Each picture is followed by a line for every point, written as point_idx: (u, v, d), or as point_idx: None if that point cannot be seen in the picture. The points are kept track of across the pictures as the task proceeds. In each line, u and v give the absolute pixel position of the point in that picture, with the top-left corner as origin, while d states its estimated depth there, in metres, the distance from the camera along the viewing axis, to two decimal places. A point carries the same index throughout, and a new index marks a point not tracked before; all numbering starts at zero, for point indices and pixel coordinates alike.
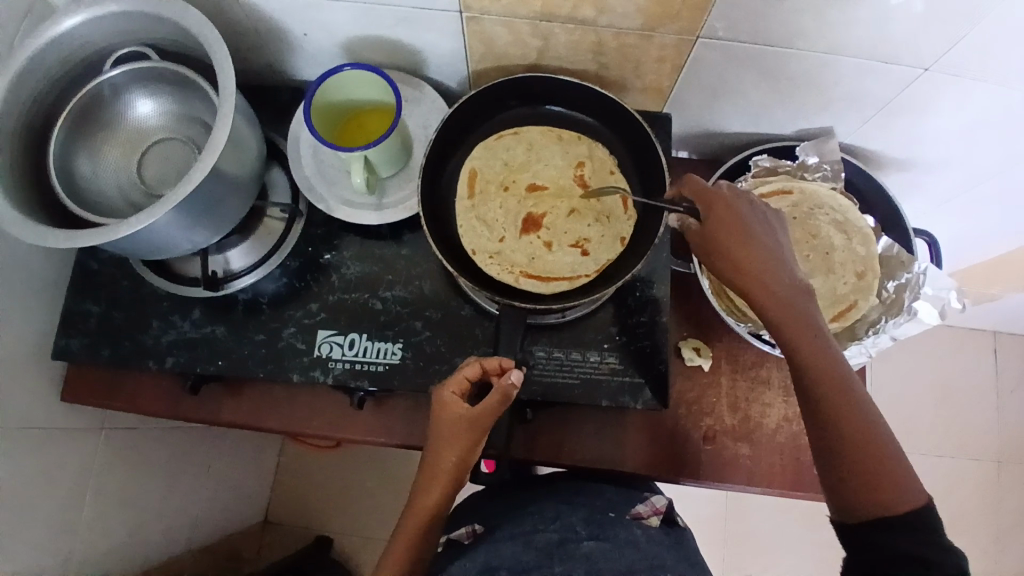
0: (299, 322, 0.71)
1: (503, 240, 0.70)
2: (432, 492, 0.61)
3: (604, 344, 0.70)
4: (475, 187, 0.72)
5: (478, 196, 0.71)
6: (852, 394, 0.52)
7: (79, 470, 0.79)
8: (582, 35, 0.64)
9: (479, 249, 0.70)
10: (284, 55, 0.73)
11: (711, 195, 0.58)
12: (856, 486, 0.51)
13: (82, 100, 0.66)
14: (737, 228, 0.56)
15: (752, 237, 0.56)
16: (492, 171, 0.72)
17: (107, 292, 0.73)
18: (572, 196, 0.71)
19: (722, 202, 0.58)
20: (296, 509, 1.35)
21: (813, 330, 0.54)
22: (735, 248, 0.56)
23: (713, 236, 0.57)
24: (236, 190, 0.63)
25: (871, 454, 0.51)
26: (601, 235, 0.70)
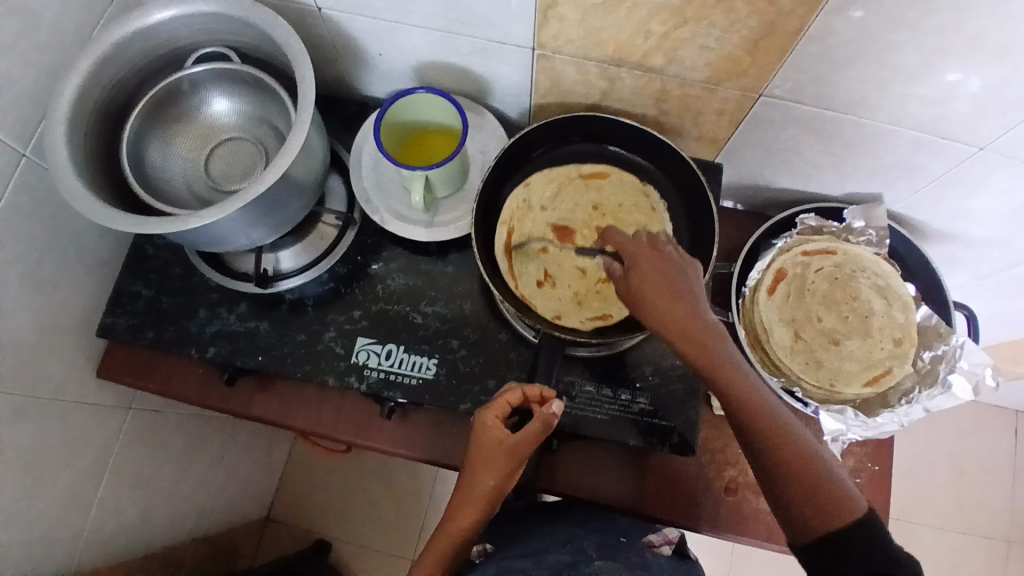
0: (341, 326, 0.72)
1: (529, 210, 0.73)
2: (466, 515, 0.61)
3: (636, 383, 0.70)
4: (590, 182, 0.73)
5: (578, 183, 0.73)
6: (785, 426, 0.51)
7: (103, 446, 0.80)
8: (649, 81, 0.66)
9: (526, 198, 0.73)
10: (356, 71, 0.76)
11: (633, 246, 0.57)
12: (811, 517, 0.50)
13: (160, 90, 0.69)
14: (657, 276, 0.54)
15: (676, 288, 0.54)
16: (609, 195, 0.73)
17: (159, 277, 0.75)
18: (599, 271, 0.70)
19: (640, 251, 0.56)
20: (298, 510, 1.35)
21: (739, 370, 0.52)
22: (660, 300, 0.53)
23: (637, 288, 0.55)
24: (299, 194, 0.66)
25: (817, 479, 0.50)
26: (563, 296, 0.69)
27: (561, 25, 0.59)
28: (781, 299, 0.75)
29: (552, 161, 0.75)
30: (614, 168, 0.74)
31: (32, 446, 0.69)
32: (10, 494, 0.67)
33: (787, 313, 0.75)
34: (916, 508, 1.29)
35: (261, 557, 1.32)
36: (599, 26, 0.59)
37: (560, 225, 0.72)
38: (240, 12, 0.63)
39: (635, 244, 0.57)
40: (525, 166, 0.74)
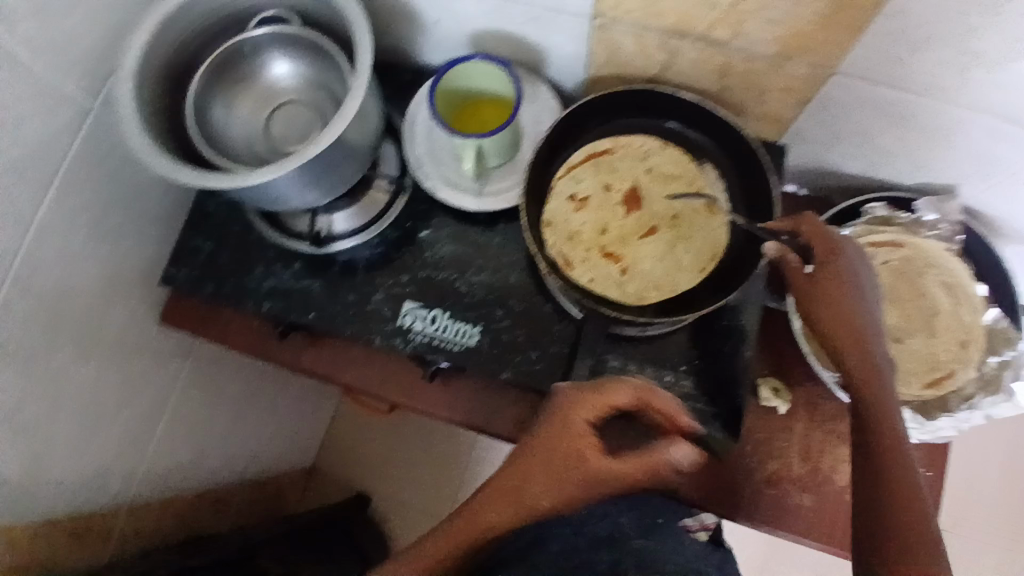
0: (388, 290, 0.74)
1: (638, 158, 0.71)
2: (500, 510, 0.60)
3: (681, 365, 0.69)
4: (698, 202, 0.69)
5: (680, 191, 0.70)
6: (909, 466, 0.50)
7: (161, 390, 0.87)
8: (710, 55, 0.63)
9: (647, 148, 0.71)
10: (414, 38, 0.76)
11: (823, 242, 0.56)
12: (894, 555, 0.48)
13: (225, 51, 0.71)
14: (835, 281, 0.54)
15: (852, 301, 0.54)
16: (688, 224, 0.69)
17: (220, 232, 0.79)
18: (612, 244, 0.68)
19: (831, 251, 0.55)
20: (342, 464, 1.41)
21: (866, 379, 0.53)
22: (835, 304, 0.54)
23: (818, 289, 0.55)
24: (352, 157, 0.67)
25: (913, 523, 0.48)
26: (568, 221, 0.69)
27: None
28: None
29: (608, 134, 0.73)
30: (725, 219, 0.69)
31: (93, 383, 0.75)
32: (72, 423, 0.73)
33: None
34: (970, 519, 1.24)
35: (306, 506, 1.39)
36: None
37: (639, 197, 0.70)
38: None
39: (824, 242, 0.56)
40: (579, 140, 0.72)
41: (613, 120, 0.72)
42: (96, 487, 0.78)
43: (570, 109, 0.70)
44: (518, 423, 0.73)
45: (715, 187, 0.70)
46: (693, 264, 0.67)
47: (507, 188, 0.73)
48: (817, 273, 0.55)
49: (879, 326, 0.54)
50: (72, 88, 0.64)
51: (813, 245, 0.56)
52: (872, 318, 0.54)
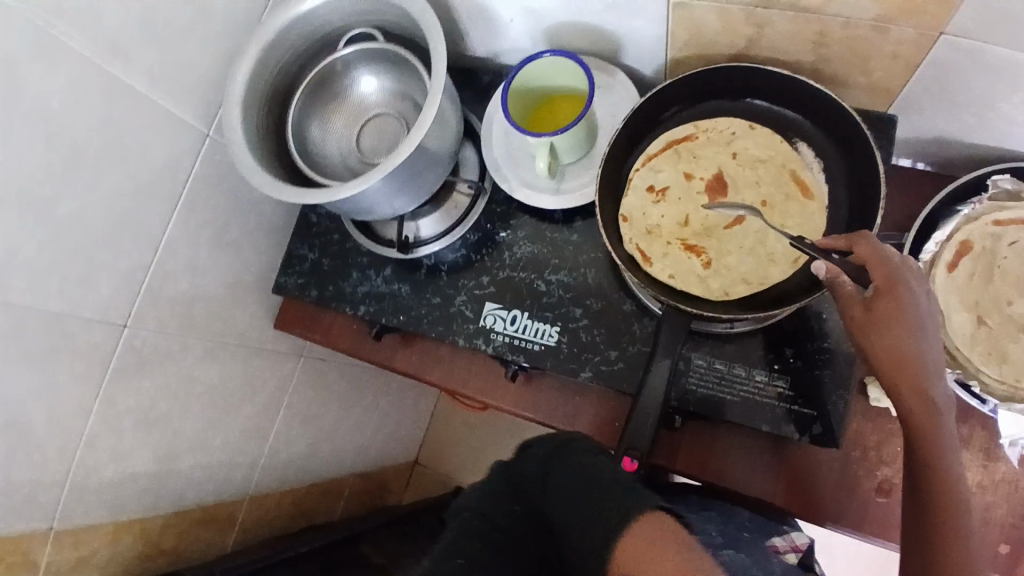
0: (471, 292, 0.76)
1: (724, 142, 0.67)
2: None
3: (774, 365, 0.65)
4: (793, 187, 0.64)
5: (771, 175, 0.65)
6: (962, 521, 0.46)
7: (277, 388, 0.95)
8: (802, 24, 0.58)
9: (734, 130, 0.67)
10: (491, 40, 0.77)
11: (882, 269, 0.48)
12: None
13: (319, 72, 0.76)
14: (898, 317, 0.47)
15: (915, 341, 0.47)
16: (781, 210, 0.64)
17: (319, 241, 0.85)
18: (694, 237, 0.65)
19: (892, 280, 0.48)
20: (442, 458, 1.47)
21: (921, 424, 0.47)
22: (892, 344, 0.48)
23: (874, 323, 0.48)
24: (433, 164, 0.69)
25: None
26: (645, 215, 0.67)
27: None
28: (965, 276, 0.63)
29: (690, 119, 0.69)
30: (823, 206, 0.63)
31: (219, 381, 0.85)
32: (202, 418, 0.84)
33: (969, 294, 0.63)
34: None
35: (410, 495, 1.47)
36: None
37: (724, 185, 0.66)
38: None
39: (885, 271, 0.48)
40: (659, 127, 0.70)
41: (696, 104, 0.69)
42: (221, 477, 0.89)
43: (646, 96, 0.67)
44: (601, 423, 0.72)
45: (812, 169, 0.65)
46: (786, 255, 0.62)
47: (585, 184, 0.72)
48: (874, 305, 0.48)
49: (938, 364, 0.48)
50: (190, 118, 0.72)
51: (870, 271, 0.49)
52: (932, 356, 0.48)
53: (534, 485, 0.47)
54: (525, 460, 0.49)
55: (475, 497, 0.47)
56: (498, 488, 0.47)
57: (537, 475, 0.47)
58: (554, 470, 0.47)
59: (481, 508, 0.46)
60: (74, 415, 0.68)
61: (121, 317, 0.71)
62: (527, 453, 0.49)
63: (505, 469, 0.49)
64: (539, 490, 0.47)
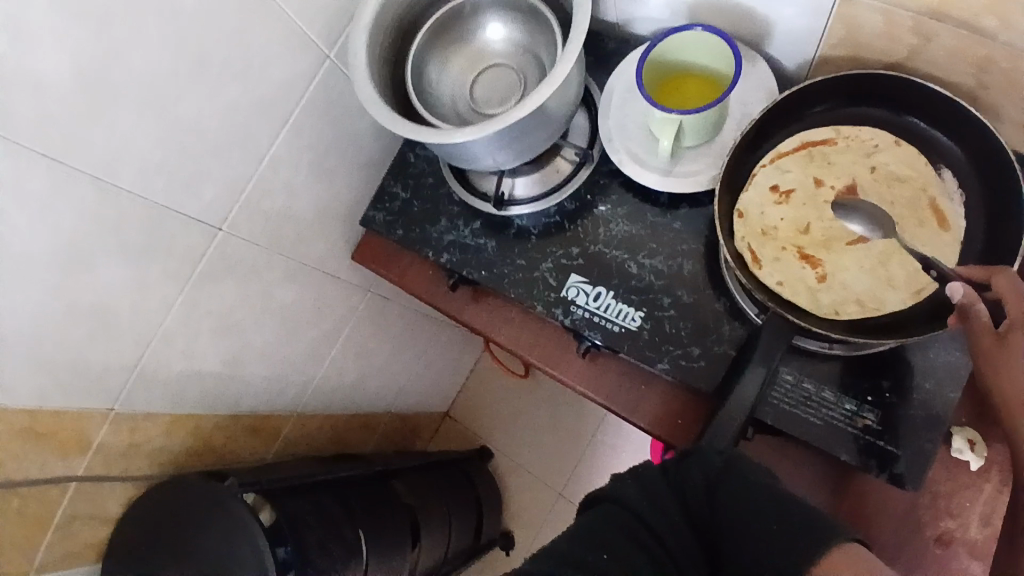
0: (557, 260, 0.74)
1: (864, 153, 0.63)
2: None
3: (866, 396, 0.62)
4: (928, 214, 0.60)
5: (906, 197, 0.61)
6: None
7: (340, 317, 0.97)
8: (980, 43, 0.54)
9: (877, 143, 0.63)
10: (628, 8, 0.75)
11: (1019, 305, 0.49)
12: None
13: (448, 11, 0.75)
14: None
15: None
16: (909, 232, 0.60)
17: (413, 182, 0.85)
18: (810, 246, 0.62)
19: None
20: (473, 416, 1.49)
21: None
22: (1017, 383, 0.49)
23: (1002, 356, 0.50)
24: (547, 124, 0.68)
25: None
26: (762, 213, 0.63)
27: None
28: None
29: (825, 124, 0.65)
30: (959, 239, 0.59)
31: (290, 298, 0.87)
32: (270, 331, 0.86)
33: None
34: None
35: (435, 445, 1.49)
36: None
37: (856, 199, 0.62)
38: None
39: (1021, 306, 0.49)
40: (791, 126, 0.66)
41: (838, 106, 0.65)
42: (274, 391, 0.91)
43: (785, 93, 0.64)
44: (664, 416, 0.70)
45: (952, 198, 0.60)
46: (907, 283, 0.59)
47: (700, 172, 0.69)
48: (1008, 338, 0.50)
49: None
50: (316, 38, 0.72)
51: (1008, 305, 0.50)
52: None
53: (699, 491, 0.47)
54: (693, 470, 0.49)
55: (631, 492, 0.48)
56: (657, 487, 0.48)
57: (701, 485, 0.47)
58: (721, 487, 0.46)
59: (638, 505, 0.46)
60: (159, 305, 0.70)
61: (218, 220, 0.72)
62: (693, 464, 0.49)
63: (671, 475, 0.49)
64: (703, 498, 0.46)
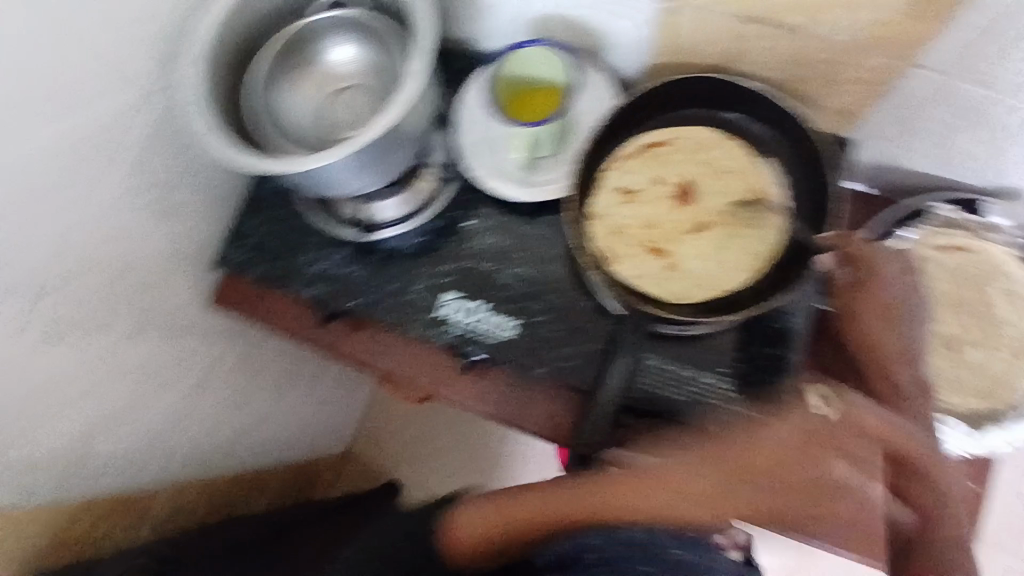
0: (429, 280, 0.74)
1: (695, 153, 0.69)
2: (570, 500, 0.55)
3: (720, 367, 0.67)
4: (754, 209, 0.67)
5: (734, 189, 0.68)
6: (920, 472, 0.59)
7: (207, 368, 0.90)
8: (783, 44, 0.61)
9: (709, 141, 0.69)
10: (471, 25, 0.76)
11: (869, 264, 0.62)
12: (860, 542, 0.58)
13: (290, 36, 0.73)
14: (875, 303, 0.62)
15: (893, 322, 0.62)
16: (739, 217, 0.67)
17: (270, 215, 0.80)
18: (658, 242, 0.67)
19: (875, 272, 0.62)
20: (373, 450, 1.43)
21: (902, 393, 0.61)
22: (875, 328, 0.62)
23: (858, 307, 0.62)
24: (406, 143, 0.67)
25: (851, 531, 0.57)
26: (613, 214, 0.68)
27: None
28: None
29: (661, 127, 0.69)
30: (783, 226, 0.65)
31: (144, 358, 0.78)
32: (123, 396, 0.77)
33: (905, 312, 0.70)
34: None
35: (337, 488, 1.41)
36: None
37: (693, 196, 0.68)
38: None
39: (869, 265, 0.62)
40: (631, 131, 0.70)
41: (669, 112, 0.69)
42: (138, 466, 0.84)
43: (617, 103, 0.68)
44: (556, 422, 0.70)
45: (774, 185, 0.67)
46: (747, 263, 0.65)
47: (554, 179, 0.71)
48: (859, 291, 0.63)
49: (912, 349, 0.62)
50: (142, 73, 0.65)
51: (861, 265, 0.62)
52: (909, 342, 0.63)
53: None
54: None
55: None
56: None
57: None
58: None
59: None
60: None
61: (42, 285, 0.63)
62: None
63: None
64: None
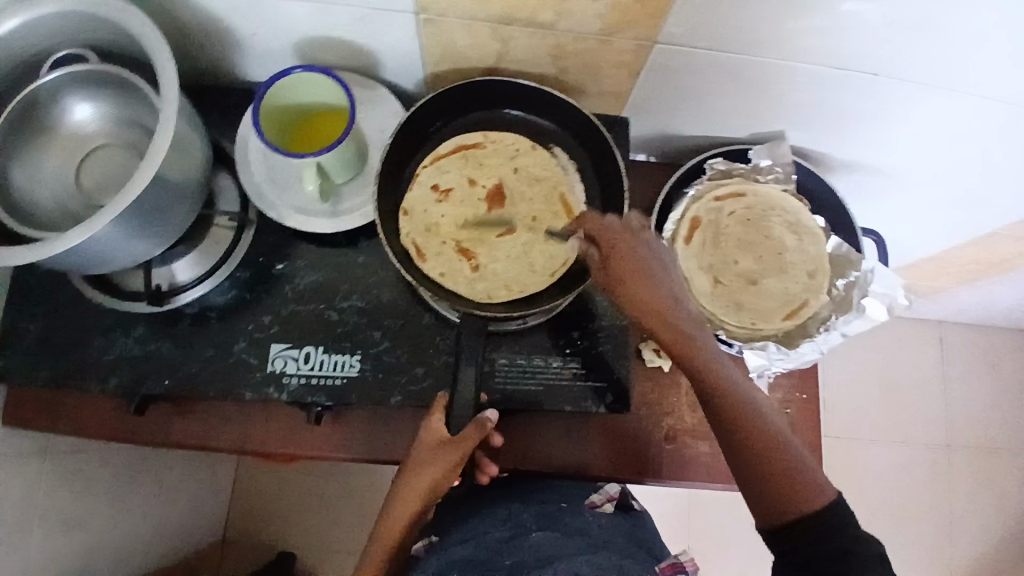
0: (251, 336, 0.68)
1: (507, 156, 0.72)
2: (404, 510, 0.60)
3: (566, 349, 0.69)
4: (559, 208, 0.71)
5: (535, 185, 0.71)
6: (769, 427, 0.51)
7: (19, 495, 0.74)
8: (542, 39, 0.63)
9: (518, 147, 0.72)
10: (234, 57, 0.70)
11: (602, 235, 0.56)
12: (772, 495, 0.50)
13: (16, 105, 0.62)
14: (635, 275, 0.53)
15: (653, 285, 0.53)
16: (543, 207, 0.71)
17: (44, 307, 0.69)
18: (467, 240, 0.70)
19: (618, 243, 0.55)
20: (254, 525, 1.30)
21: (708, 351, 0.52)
22: (648, 299, 0.53)
23: (621, 282, 0.54)
24: (180, 198, 0.61)
25: (779, 475, 0.50)
26: (424, 212, 0.70)
27: None
28: (699, 244, 0.75)
29: (455, 132, 0.73)
30: None
31: None
32: None
33: (704, 260, 0.75)
34: (855, 428, 1.35)
35: None
36: None
37: (502, 197, 0.71)
38: (89, 8, 0.57)
39: (602, 236, 0.56)
40: (426, 142, 0.72)
41: (459, 118, 0.73)
42: None
43: (397, 128, 0.70)
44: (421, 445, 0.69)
45: (567, 170, 0.72)
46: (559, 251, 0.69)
47: (360, 206, 0.69)
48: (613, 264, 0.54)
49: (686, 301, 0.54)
50: None
51: (601, 242, 0.56)
52: (682, 297, 0.54)
53: None
54: None
55: None
56: None
57: None
58: None
59: None
60: None
61: None
62: None
63: None
64: None
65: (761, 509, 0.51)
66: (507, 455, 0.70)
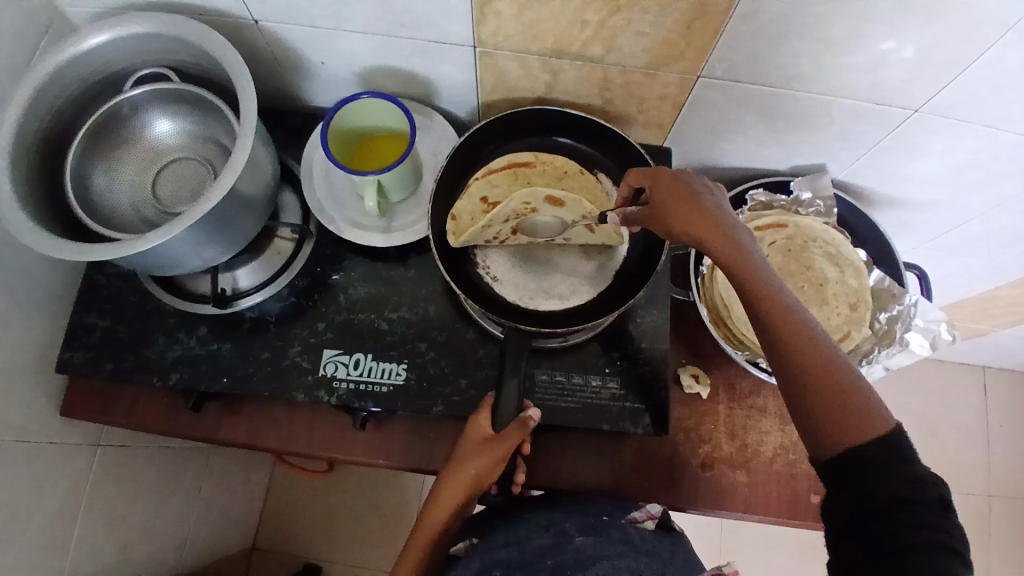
0: (305, 340, 0.71)
1: (556, 177, 0.73)
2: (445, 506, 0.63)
3: (605, 368, 0.71)
4: None
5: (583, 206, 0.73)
6: (823, 348, 0.50)
7: (72, 485, 0.77)
8: (591, 72, 0.67)
9: (568, 170, 0.74)
10: (303, 82, 0.76)
11: (656, 178, 0.58)
12: (827, 421, 0.49)
13: (101, 115, 0.68)
14: (683, 202, 0.55)
15: (702, 210, 0.55)
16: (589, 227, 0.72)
17: (114, 307, 0.73)
18: None
19: (672, 180, 0.57)
20: (284, 535, 1.32)
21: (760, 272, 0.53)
22: (697, 222, 0.54)
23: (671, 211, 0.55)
24: (250, 208, 0.65)
25: (837, 394, 0.48)
26: (472, 217, 0.71)
27: (498, 21, 0.60)
28: None
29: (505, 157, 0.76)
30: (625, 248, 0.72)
31: None
32: None
33: None
34: None
35: None
36: (536, 19, 0.59)
37: None
38: (174, 31, 0.63)
39: (658, 177, 0.58)
40: (478, 164, 0.76)
41: (509, 143, 0.76)
42: None
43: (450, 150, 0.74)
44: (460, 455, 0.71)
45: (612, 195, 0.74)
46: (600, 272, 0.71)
47: (413, 222, 0.73)
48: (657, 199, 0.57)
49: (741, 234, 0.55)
50: None
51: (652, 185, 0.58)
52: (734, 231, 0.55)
53: None
54: None
55: None
56: None
57: None
58: None
59: None
60: None
61: None
62: None
63: None
64: None
65: (811, 434, 0.50)
66: (545, 472, 0.71)
